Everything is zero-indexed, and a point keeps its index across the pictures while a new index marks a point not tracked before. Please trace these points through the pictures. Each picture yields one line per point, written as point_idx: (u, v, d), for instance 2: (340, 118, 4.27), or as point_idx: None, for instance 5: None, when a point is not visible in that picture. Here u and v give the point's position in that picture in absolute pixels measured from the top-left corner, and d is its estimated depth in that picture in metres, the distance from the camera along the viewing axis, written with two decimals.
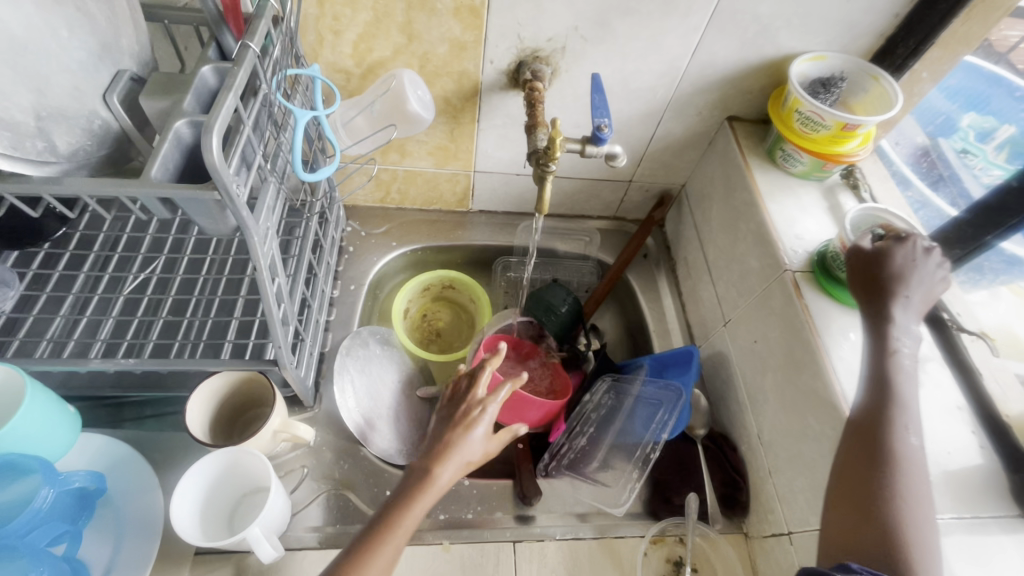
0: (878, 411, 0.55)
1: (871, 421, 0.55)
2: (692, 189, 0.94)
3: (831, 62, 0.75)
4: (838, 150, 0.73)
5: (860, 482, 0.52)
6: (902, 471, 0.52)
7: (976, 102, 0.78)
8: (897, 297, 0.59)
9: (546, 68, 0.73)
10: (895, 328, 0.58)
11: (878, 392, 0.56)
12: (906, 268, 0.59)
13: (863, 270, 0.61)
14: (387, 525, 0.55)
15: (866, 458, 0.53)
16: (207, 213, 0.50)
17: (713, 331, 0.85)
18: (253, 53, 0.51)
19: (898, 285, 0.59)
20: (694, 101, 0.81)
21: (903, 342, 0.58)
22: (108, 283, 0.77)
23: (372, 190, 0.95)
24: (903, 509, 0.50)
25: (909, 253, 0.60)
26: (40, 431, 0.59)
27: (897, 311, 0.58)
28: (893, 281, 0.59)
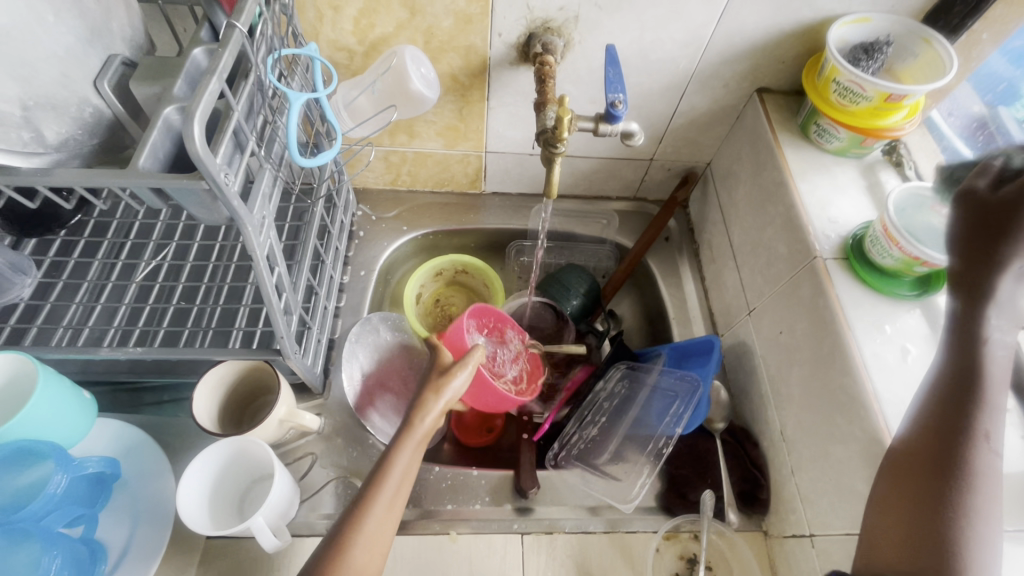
0: (953, 413, 0.48)
1: (944, 425, 0.48)
2: (718, 167, 0.88)
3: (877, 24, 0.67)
4: (880, 124, 0.66)
5: (916, 488, 0.46)
6: (975, 481, 0.45)
7: None
8: (1005, 268, 0.50)
9: (558, 40, 0.68)
10: (992, 307, 0.50)
11: (959, 391, 0.48)
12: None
13: (981, 234, 0.52)
14: (361, 512, 0.53)
15: (936, 459, 0.46)
16: (200, 203, 0.49)
17: (737, 320, 0.80)
18: (240, 32, 0.48)
19: (1012, 253, 0.50)
20: (721, 73, 0.74)
21: (998, 337, 0.50)
22: (122, 270, 0.77)
23: (382, 173, 0.93)
24: (966, 524, 0.44)
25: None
26: (52, 418, 0.60)
27: (1001, 287, 0.50)
28: (1010, 246, 0.50)
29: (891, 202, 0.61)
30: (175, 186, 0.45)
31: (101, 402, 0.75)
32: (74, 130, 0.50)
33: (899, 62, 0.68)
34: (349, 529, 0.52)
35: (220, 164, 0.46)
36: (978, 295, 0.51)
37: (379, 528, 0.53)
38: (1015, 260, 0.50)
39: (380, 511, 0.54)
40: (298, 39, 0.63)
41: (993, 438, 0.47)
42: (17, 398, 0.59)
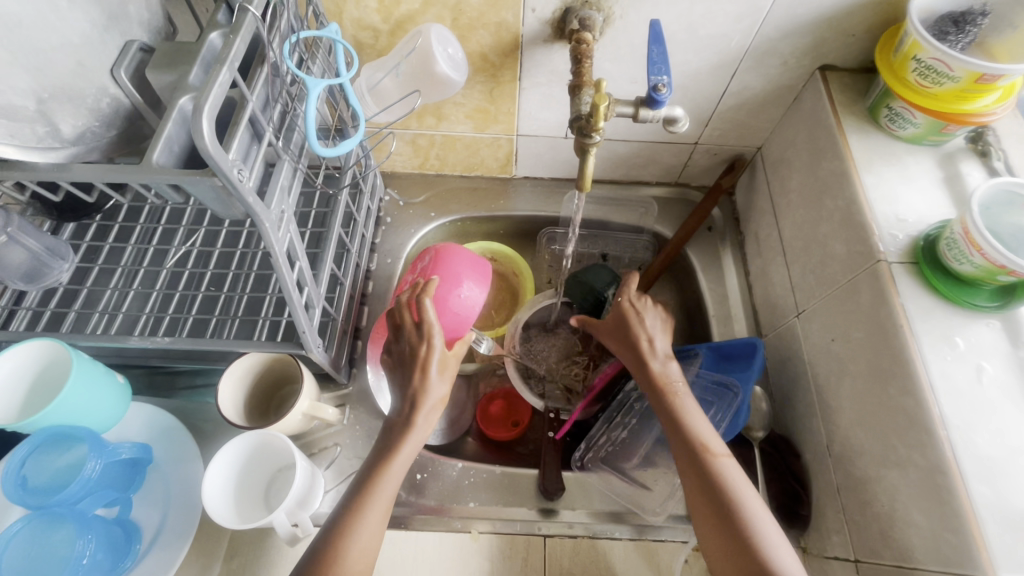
0: (683, 448, 0.58)
1: (688, 460, 0.58)
2: (770, 152, 0.80)
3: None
4: (965, 108, 0.58)
5: (716, 531, 0.54)
6: (734, 492, 0.55)
7: None
8: (642, 341, 0.66)
9: (597, 15, 0.62)
10: (656, 365, 0.64)
11: (673, 426, 0.60)
12: (634, 317, 0.68)
13: (616, 334, 0.69)
14: (357, 512, 0.55)
15: (704, 489, 0.56)
16: (217, 200, 0.47)
17: (784, 321, 0.74)
18: (253, 16, 0.45)
19: (641, 333, 0.66)
20: (780, 48, 0.67)
21: (672, 377, 0.63)
22: (154, 255, 0.78)
23: (411, 156, 0.90)
24: (756, 534, 0.53)
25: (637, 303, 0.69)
26: (87, 403, 0.62)
27: (650, 357, 0.65)
28: (635, 328, 0.67)
29: (975, 200, 0.54)
30: (189, 181, 0.44)
31: (138, 384, 0.77)
32: (91, 122, 0.49)
33: (994, 34, 0.59)
34: (345, 528, 0.54)
35: (234, 160, 0.43)
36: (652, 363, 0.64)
37: (373, 525, 0.55)
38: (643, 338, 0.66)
39: (372, 512, 0.55)
40: (319, 18, 0.60)
41: (715, 449, 0.58)
42: (52, 384, 0.61)
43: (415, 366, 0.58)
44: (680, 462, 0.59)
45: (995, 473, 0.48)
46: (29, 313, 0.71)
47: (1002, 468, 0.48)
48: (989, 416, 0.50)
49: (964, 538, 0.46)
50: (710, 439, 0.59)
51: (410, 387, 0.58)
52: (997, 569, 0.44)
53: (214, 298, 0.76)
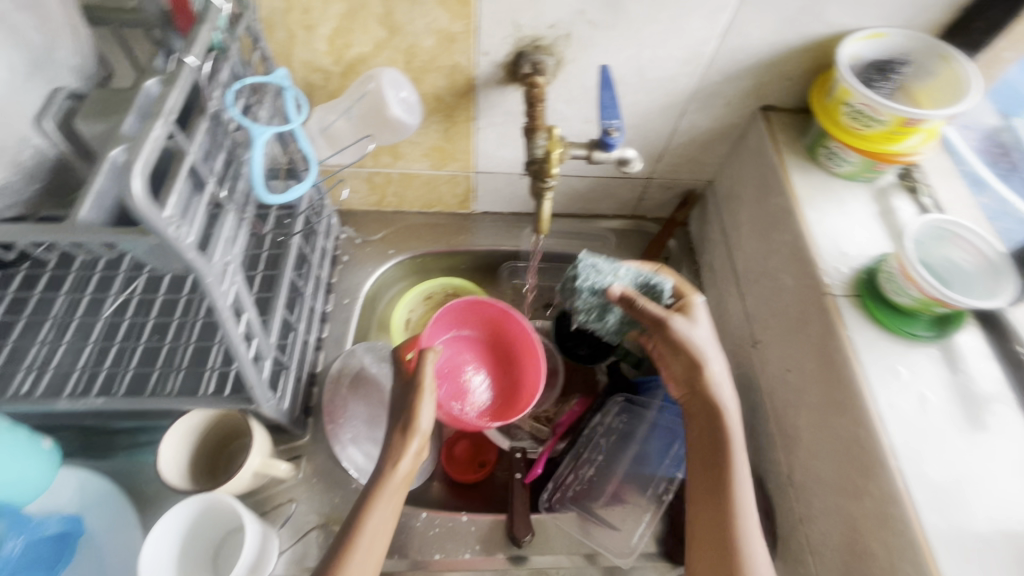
0: (716, 493, 0.55)
1: (707, 488, 0.56)
2: (720, 187, 0.83)
3: (886, 44, 0.62)
4: (893, 149, 0.61)
5: (706, 532, 0.54)
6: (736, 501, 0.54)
7: None
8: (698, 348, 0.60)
9: (548, 59, 0.63)
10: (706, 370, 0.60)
11: (710, 471, 0.56)
12: (690, 345, 0.60)
13: (673, 354, 0.62)
14: (345, 549, 0.51)
15: (710, 489, 0.55)
16: (152, 254, 0.44)
17: (741, 351, 0.76)
18: (191, 66, 0.43)
19: (707, 362, 0.60)
20: (724, 90, 0.70)
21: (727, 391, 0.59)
22: (88, 305, 0.73)
23: (367, 194, 0.88)
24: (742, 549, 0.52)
25: (687, 328, 0.61)
26: (18, 477, 0.57)
27: (707, 379, 0.60)
28: (700, 360, 0.60)
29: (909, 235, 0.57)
30: (122, 241, 0.41)
31: (69, 447, 0.71)
32: (10, 176, 0.46)
33: (915, 81, 0.63)
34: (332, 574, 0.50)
35: (171, 215, 0.41)
36: (714, 395, 0.59)
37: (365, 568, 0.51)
38: (710, 370, 0.60)
39: (363, 555, 0.51)
40: (266, 62, 0.59)
41: (734, 465, 0.56)
42: None
43: (406, 416, 0.57)
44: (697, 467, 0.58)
45: (946, 501, 0.50)
46: None
47: (950, 497, 0.50)
48: (937, 444, 0.52)
49: (922, 569, 0.47)
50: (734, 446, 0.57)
51: (396, 430, 0.57)
52: None
53: (156, 349, 0.71)
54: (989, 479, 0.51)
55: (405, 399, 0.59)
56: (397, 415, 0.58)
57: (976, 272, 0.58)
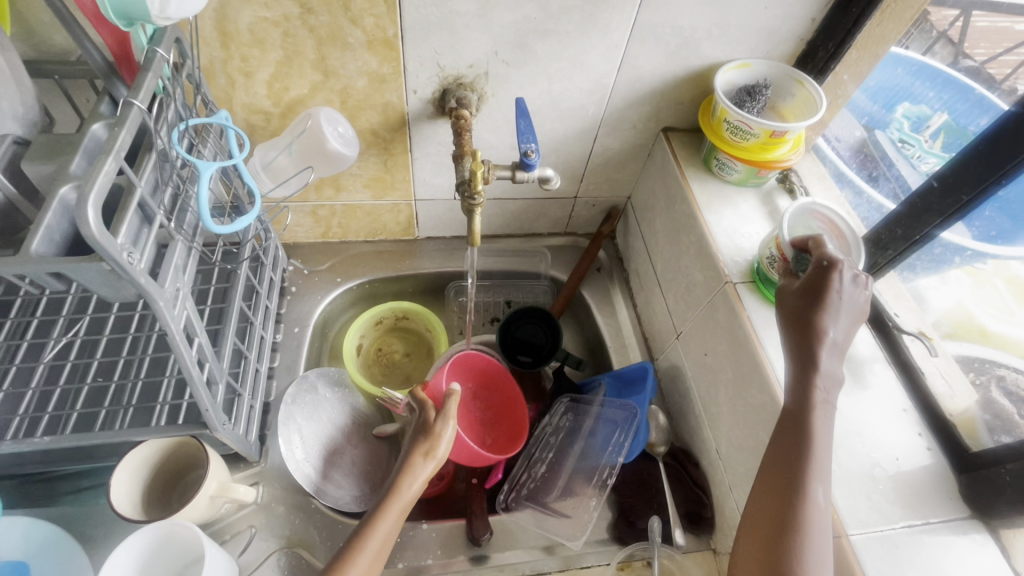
0: (793, 468, 0.52)
1: (780, 479, 0.52)
2: (637, 200, 0.93)
3: (747, 74, 0.74)
4: (770, 157, 0.72)
5: (768, 520, 0.51)
6: (813, 494, 0.50)
7: (902, 95, 0.78)
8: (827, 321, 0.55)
9: (471, 94, 0.71)
10: (821, 349, 0.55)
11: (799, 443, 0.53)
12: (844, 300, 0.56)
13: (802, 322, 0.56)
14: (352, 551, 0.55)
15: (787, 481, 0.52)
16: (104, 282, 0.47)
17: (668, 344, 0.84)
18: (138, 110, 0.48)
19: (826, 322, 0.55)
20: (628, 115, 0.80)
21: (827, 361, 0.55)
22: (29, 350, 0.72)
23: (312, 226, 0.92)
24: (806, 549, 0.48)
25: (845, 279, 0.56)
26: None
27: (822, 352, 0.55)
28: (825, 311, 0.55)
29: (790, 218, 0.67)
30: (76, 269, 0.44)
31: (9, 497, 0.69)
32: None
33: (780, 100, 0.75)
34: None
35: (123, 243, 0.44)
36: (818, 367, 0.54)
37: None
38: (825, 340, 0.55)
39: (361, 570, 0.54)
40: (208, 106, 0.63)
41: (820, 459, 0.52)
42: None
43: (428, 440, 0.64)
44: (770, 454, 0.54)
45: (838, 447, 0.58)
46: None
47: (840, 443, 0.58)
48: None
49: None
50: (821, 434, 0.53)
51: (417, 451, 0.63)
52: (847, 529, 0.53)
53: (102, 389, 0.71)
54: (873, 427, 0.60)
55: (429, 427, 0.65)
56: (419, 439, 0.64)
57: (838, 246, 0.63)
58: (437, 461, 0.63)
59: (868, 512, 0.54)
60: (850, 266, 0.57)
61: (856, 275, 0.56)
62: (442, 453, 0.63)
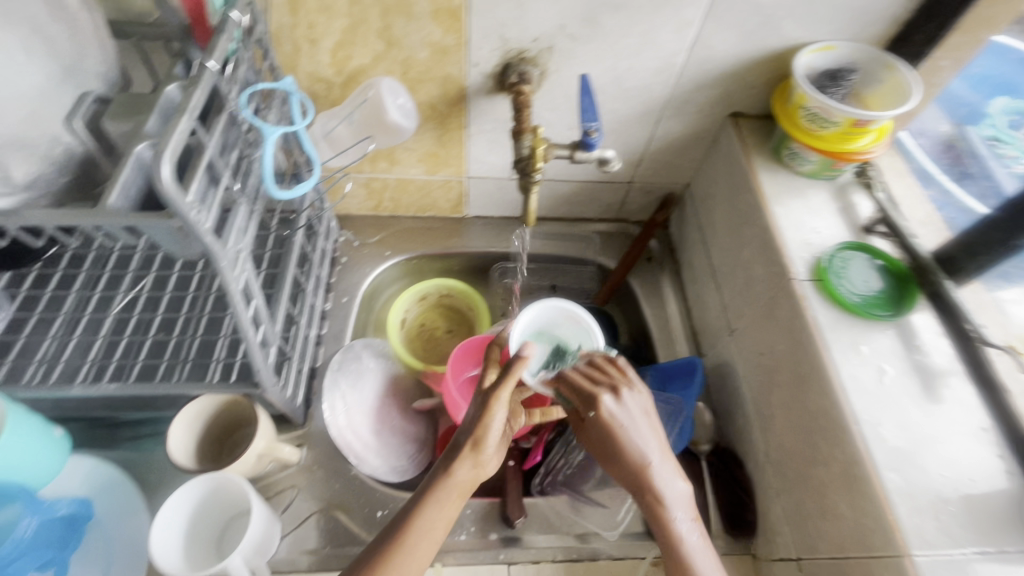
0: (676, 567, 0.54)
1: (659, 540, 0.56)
2: (696, 189, 0.89)
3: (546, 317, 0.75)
4: (850, 147, 0.67)
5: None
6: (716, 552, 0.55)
7: (1005, 87, 0.70)
8: (622, 426, 0.56)
9: (533, 70, 0.69)
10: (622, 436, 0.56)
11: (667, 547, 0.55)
12: (625, 429, 0.56)
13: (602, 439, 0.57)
14: (402, 534, 0.53)
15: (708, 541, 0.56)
16: (173, 239, 0.48)
17: (720, 341, 0.81)
18: (212, 71, 0.48)
19: (630, 452, 0.56)
20: (696, 98, 0.76)
21: (630, 403, 0.58)
22: (98, 302, 0.76)
23: (365, 199, 0.93)
24: None
25: (618, 409, 0.57)
26: (29, 460, 0.60)
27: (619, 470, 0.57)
28: (620, 449, 0.56)
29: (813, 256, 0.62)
30: (147, 224, 0.45)
31: (77, 438, 0.74)
32: (44, 168, 0.50)
33: (865, 87, 0.70)
34: (382, 564, 0.51)
35: (193, 201, 0.45)
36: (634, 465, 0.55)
37: (416, 561, 0.52)
38: (645, 464, 0.55)
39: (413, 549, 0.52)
40: (274, 72, 0.64)
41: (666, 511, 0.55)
42: None
43: (469, 433, 0.55)
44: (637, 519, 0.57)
45: (903, 462, 0.54)
46: None
47: (908, 458, 0.54)
48: (895, 412, 0.57)
49: (882, 523, 0.51)
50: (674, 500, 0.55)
51: (460, 441, 0.56)
52: (912, 550, 0.49)
53: (163, 343, 0.75)
54: (943, 443, 0.55)
55: (476, 408, 0.57)
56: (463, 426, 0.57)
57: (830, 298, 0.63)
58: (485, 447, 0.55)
59: (936, 533, 0.50)
60: (632, 398, 0.58)
61: (634, 396, 0.58)
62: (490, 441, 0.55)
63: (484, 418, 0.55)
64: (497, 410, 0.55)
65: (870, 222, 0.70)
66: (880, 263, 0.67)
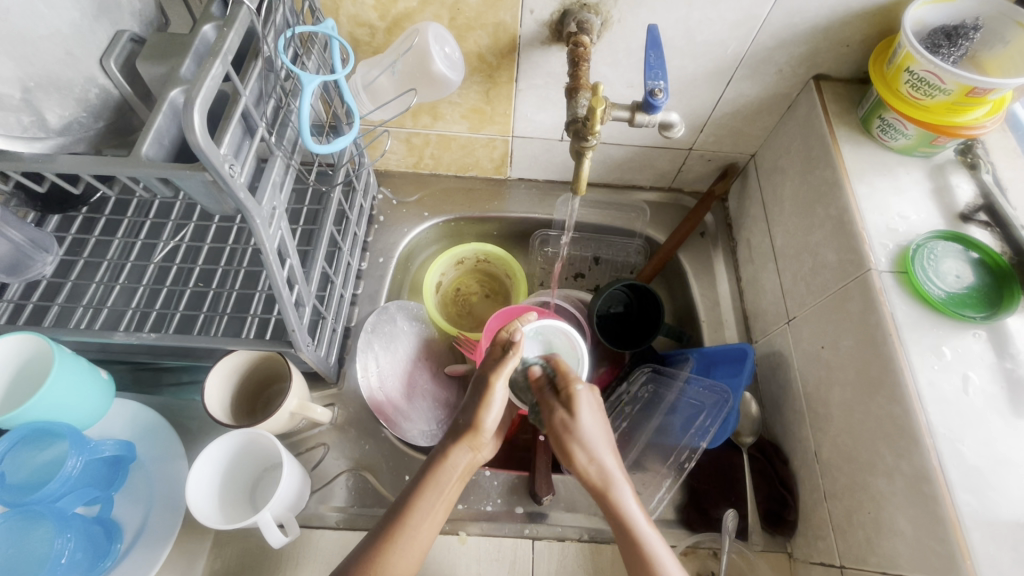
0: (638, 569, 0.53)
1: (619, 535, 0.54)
2: (763, 160, 0.81)
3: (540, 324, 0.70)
4: (957, 121, 0.58)
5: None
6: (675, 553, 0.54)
7: None
8: (592, 412, 0.57)
9: (595, 18, 0.62)
10: (593, 422, 0.56)
11: (630, 544, 0.53)
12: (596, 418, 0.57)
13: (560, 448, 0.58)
14: (405, 516, 0.55)
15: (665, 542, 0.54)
16: (206, 193, 0.46)
17: (775, 329, 0.75)
18: (247, 10, 0.44)
19: (601, 441, 0.56)
20: (776, 56, 0.67)
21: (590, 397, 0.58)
22: (141, 249, 0.77)
23: (405, 155, 0.89)
24: None
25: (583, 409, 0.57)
26: (75, 398, 0.61)
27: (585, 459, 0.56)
28: (593, 436, 0.56)
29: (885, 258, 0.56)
30: (179, 177, 0.43)
31: (124, 380, 0.77)
32: (79, 113, 0.49)
33: (985, 49, 0.60)
34: (381, 547, 0.53)
35: (225, 154, 0.43)
36: (595, 443, 0.56)
37: (417, 544, 0.54)
38: (609, 456, 0.56)
39: (418, 528, 0.55)
40: (315, 14, 0.60)
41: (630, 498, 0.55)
42: (37, 378, 0.60)
43: (468, 420, 0.59)
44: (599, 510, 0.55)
45: (982, 482, 0.48)
46: (11, 305, 0.70)
47: (988, 479, 0.48)
48: (977, 426, 0.50)
49: (949, 547, 0.46)
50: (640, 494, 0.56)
51: (461, 427, 0.59)
52: None
53: (202, 294, 0.75)
54: None
55: (474, 396, 0.60)
56: (462, 414, 0.60)
57: (909, 302, 0.56)
58: (483, 434, 0.59)
59: (1012, 564, 0.45)
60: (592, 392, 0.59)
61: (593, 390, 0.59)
62: (487, 426, 0.59)
63: (483, 403, 0.59)
64: (493, 395, 0.58)
65: (970, 209, 0.61)
66: (975, 256, 0.59)
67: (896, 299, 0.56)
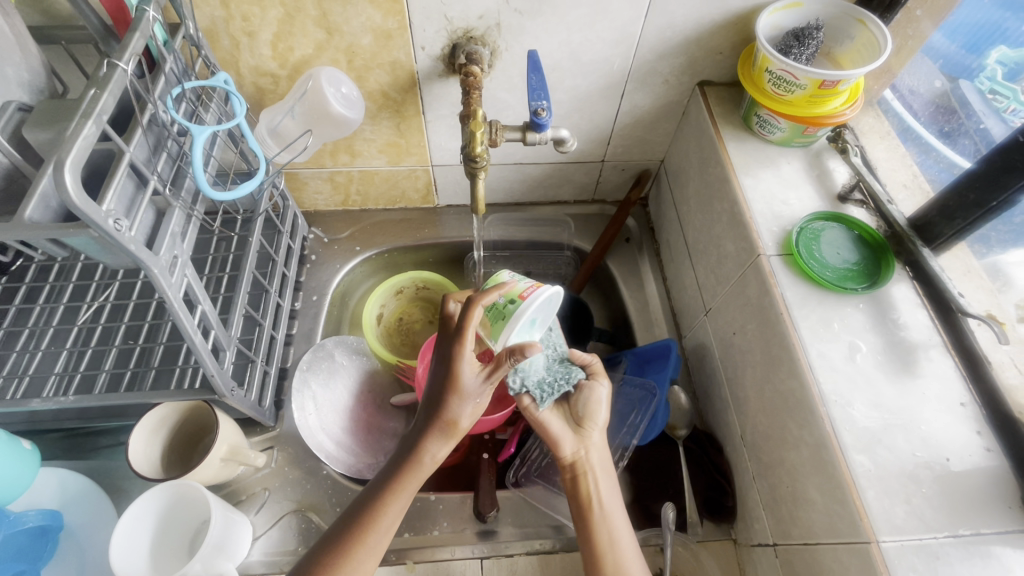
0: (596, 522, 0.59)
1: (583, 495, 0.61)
2: (670, 164, 0.86)
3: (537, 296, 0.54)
4: (820, 111, 0.63)
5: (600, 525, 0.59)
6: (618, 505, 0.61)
7: (977, 39, 0.63)
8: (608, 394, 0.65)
9: (482, 49, 0.66)
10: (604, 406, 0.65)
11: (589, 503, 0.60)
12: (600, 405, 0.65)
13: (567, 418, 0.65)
14: (374, 515, 0.55)
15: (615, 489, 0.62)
16: (97, 247, 0.47)
17: (697, 321, 0.78)
18: (122, 71, 0.46)
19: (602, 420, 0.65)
20: (659, 68, 0.72)
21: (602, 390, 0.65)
22: (64, 313, 0.76)
23: (332, 194, 0.91)
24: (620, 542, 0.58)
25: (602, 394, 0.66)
26: (14, 485, 0.62)
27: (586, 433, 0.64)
28: (595, 417, 0.64)
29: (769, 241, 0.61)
30: (66, 236, 0.44)
31: (54, 449, 0.75)
32: None
33: (837, 46, 0.66)
34: (342, 552, 0.53)
35: (110, 210, 0.44)
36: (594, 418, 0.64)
37: (385, 540, 0.55)
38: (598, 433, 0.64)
39: (385, 526, 0.55)
40: (210, 68, 0.62)
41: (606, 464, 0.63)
42: None
43: (447, 415, 0.56)
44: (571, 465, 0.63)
45: (875, 443, 0.50)
46: None
47: (879, 441, 0.50)
48: (867, 389, 0.53)
49: (849, 508, 0.48)
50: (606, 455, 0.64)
51: (436, 419, 0.56)
52: (879, 535, 0.47)
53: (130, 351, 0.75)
54: (919, 421, 0.52)
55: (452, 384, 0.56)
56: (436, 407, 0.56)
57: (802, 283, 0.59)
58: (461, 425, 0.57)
59: (905, 517, 0.47)
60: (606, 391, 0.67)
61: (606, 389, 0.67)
62: (464, 418, 0.57)
63: (463, 397, 0.55)
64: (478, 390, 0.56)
65: (846, 189, 0.66)
66: (855, 233, 0.63)
67: (784, 281, 0.59)
